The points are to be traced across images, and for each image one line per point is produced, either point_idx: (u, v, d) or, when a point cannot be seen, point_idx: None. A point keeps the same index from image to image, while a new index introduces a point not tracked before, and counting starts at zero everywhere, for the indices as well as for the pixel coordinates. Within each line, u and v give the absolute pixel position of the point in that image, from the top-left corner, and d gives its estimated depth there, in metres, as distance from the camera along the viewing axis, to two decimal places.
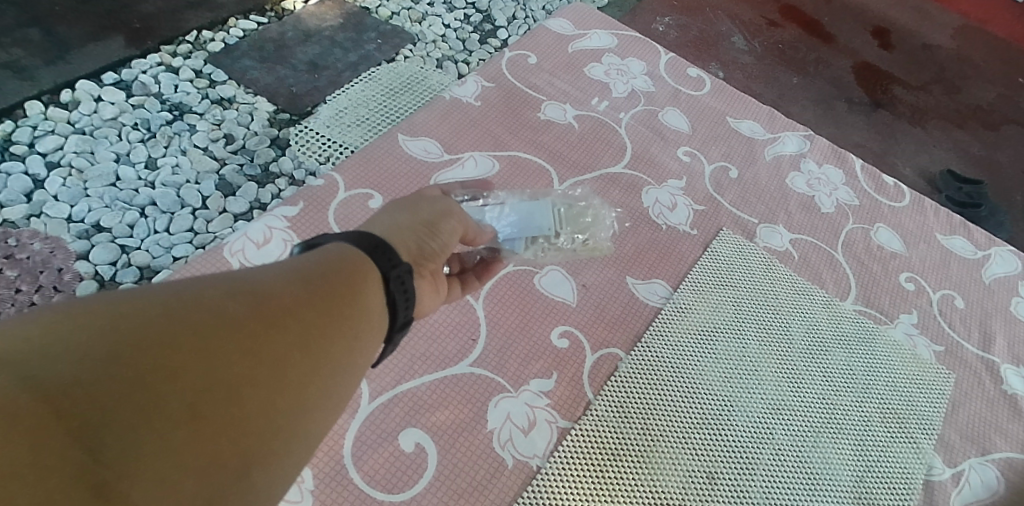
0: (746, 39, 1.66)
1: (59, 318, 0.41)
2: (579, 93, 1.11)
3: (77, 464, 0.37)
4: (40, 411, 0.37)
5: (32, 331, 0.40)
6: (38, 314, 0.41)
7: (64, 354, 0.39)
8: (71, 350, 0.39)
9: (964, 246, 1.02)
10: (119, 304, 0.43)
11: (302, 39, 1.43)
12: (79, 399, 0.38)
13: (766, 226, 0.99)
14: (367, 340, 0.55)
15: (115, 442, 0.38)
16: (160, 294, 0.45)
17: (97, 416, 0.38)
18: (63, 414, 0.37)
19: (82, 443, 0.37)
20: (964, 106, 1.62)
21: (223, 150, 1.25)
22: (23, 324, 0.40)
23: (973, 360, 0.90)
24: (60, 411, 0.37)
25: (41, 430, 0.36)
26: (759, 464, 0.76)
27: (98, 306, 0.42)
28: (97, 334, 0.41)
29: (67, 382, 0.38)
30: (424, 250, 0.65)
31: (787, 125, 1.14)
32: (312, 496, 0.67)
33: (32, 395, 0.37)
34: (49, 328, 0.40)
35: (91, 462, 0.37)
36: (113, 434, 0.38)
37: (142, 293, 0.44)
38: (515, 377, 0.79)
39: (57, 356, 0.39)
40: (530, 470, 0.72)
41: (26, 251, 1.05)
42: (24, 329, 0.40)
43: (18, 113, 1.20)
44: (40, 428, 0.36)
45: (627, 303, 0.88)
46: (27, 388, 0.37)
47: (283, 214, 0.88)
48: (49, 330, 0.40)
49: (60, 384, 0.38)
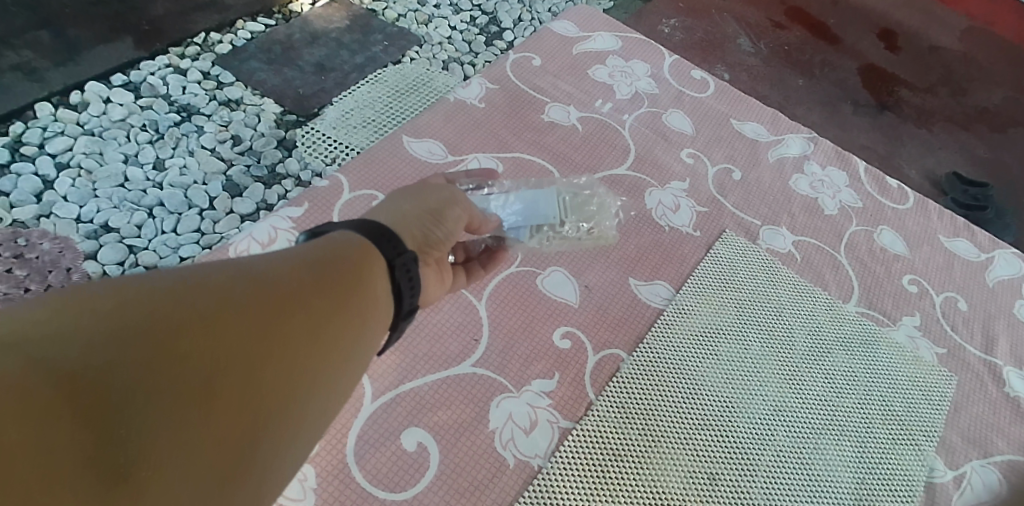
0: (752, 41, 1.66)
1: (69, 302, 0.41)
2: (583, 95, 1.12)
3: (92, 448, 0.37)
4: (53, 394, 0.37)
5: (41, 316, 0.40)
6: (47, 299, 0.41)
7: (76, 338, 0.40)
8: (82, 335, 0.40)
9: (967, 249, 1.02)
10: (128, 291, 0.43)
11: (309, 41, 1.44)
12: (89, 383, 0.39)
13: (769, 228, 0.99)
14: (373, 327, 0.56)
15: (128, 427, 0.39)
16: (168, 280, 0.45)
17: (110, 399, 0.39)
18: (77, 395, 0.38)
19: (96, 428, 0.38)
20: (970, 108, 1.61)
21: (231, 150, 1.26)
22: (34, 309, 0.41)
23: (976, 363, 0.90)
24: (74, 394, 0.38)
25: (55, 414, 0.37)
26: (760, 464, 0.76)
27: (107, 293, 0.43)
28: (108, 320, 0.41)
29: (78, 366, 0.39)
30: (429, 238, 0.66)
31: (791, 126, 1.14)
32: (314, 494, 0.68)
33: (43, 377, 0.37)
34: (60, 311, 0.40)
35: (100, 444, 0.38)
36: (126, 416, 0.39)
37: (150, 280, 0.45)
38: (517, 377, 0.80)
39: (67, 338, 0.39)
40: (531, 470, 0.73)
41: (35, 250, 1.06)
42: (34, 313, 0.40)
43: (28, 113, 1.22)
44: (55, 412, 0.37)
45: (629, 305, 0.88)
46: (38, 369, 0.37)
47: (288, 215, 0.89)
48: (60, 314, 0.40)
49: (70, 368, 0.38)
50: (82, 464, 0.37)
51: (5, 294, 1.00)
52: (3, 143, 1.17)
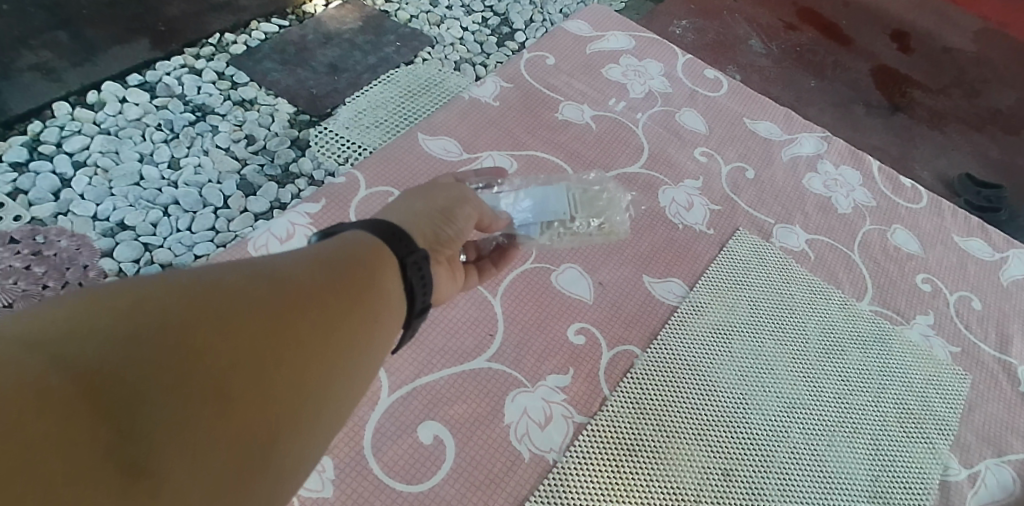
0: (764, 42, 1.66)
1: (86, 300, 0.41)
2: (596, 93, 1.13)
3: (110, 442, 0.37)
4: (71, 391, 0.36)
5: (59, 314, 0.39)
6: (63, 297, 0.41)
7: (91, 334, 0.39)
8: (100, 333, 0.39)
9: (981, 248, 1.02)
10: (144, 289, 0.43)
11: (323, 41, 1.45)
12: (109, 379, 0.38)
13: (783, 226, 1.00)
14: (389, 323, 0.56)
15: (148, 422, 0.39)
16: (182, 278, 0.44)
17: (127, 393, 0.38)
18: (93, 392, 0.37)
19: (113, 422, 0.37)
20: (982, 110, 1.61)
21: (245, 150, 1.27)
22: (51, 307, 0.40)
23: (990, 362, 0.90)
24: (92, 390, 0.37)
25: (75, 410, 0.36)
26: (775, 461, 0.76)
27: (123, 291, 0.42)
28: (126, 318, 0.40)
29: (96, 363, 0.38)
30: (440, 236, 0.66)
31: (804, 125, 1.15)
32: (332, 486, 0.69)
33: (64, 374, 0.37)
34: (77, 309, 0.40)
35: (121, 440, 0.37)
36: (144, 411, 0.39)
37: (163, 280, 0.44)
38: (532, 372, 0.80)
39: (85, 336, 0.39)
40: (546, 463, 0.73)
41: (53, 248, 1.07)
42: (49, 312, 0.39)
43: (47, 113, 1.23)
44: (73, 406, 0.36)
45: (643, 302, 0.88)
46: (58, 365, 0.37)
47: (306, 211, 0.90)
48: (77, 314, 0.39)
49: (90, 364, 0.38)
50: (101, 458, 0.36)
51: (24, 291, 1.01)
52: (22, 142, 1.18)
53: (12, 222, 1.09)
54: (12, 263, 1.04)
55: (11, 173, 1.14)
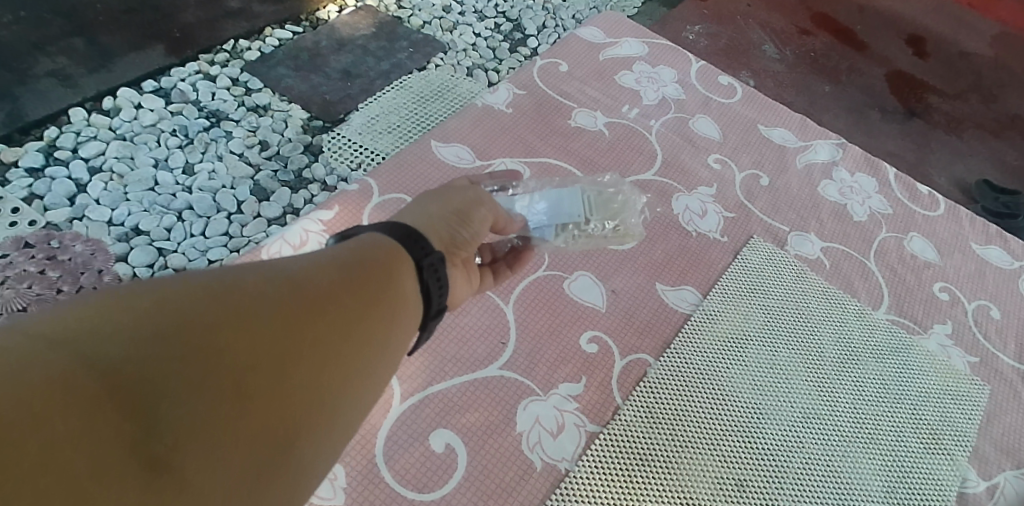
0: (778, 47, 1.65)
1: (107, 301, 0.40)
2: (610, 100, 1.12)
3: (133, 440, 0.36)
4: (96, 388, 0.36)
5: (82, 314, 0.39)
6: (86, 298, 0.41)
7: (107, 334, 0.39)
8: (123, 332, 0.39)
9: (1000, 256, 1.01)
10: (163, 291, 0.42)
11: (336, 48, 1.46)
12: (135, 376, 0.38)
13: (797, 234, 0.99)
14: (405, 326, 0.56)
15: (168, 422, 0.38)
16: (199, 278, 0.45)
17: (151, 392, 0.38)
18: (116, 389, 0.37)
19: (135, 421, 0.37)
20: (1001, 115, 1.59)
21: (259, 155, 1.27)
22: (73, 309, 0.39)
23: (1009, 372, 0.88)
24: (117, 390, 0.37)
25: (99, 407, 0.36)
26: (790, 471, 0.75)
27: (144, 293, 0.42)
28: (146, 318, 0.40)
29: (119, 362, 0.38)
30: (455, 239, 0.66)
31: (820, 132, 1.14)
32: (344, 494, 0.69)
33: (90, 370, 0.36)
34: (100, 311, 0.40)
35: (144, 437, 0.37)
36: (165, 406, 0.38)
37: (181, 281, 0.44)
38: (544, 380, 0.80)
39: (109, 336, 0.39)
40: (558, 473, 0.73)
41: (68, 252, 1.08)
42: (70, 311, 0.39)
43: (62, 118, 1.24)
44: (100, 406, 0.36)
45: (656, 309, 0.88)
46: (87, 364, 0.37)
47: (319, 218, 0.90)
48: (99, 314, 0.39)
49: (116, 361, 0.38)
50: (125, 453, 0.36)
51: (38, 295, 1.02)
52: (38, 147, 1.19)
53: (27, 226, 1.10)
54: (26, 267, 1.05)
55: (27, 178, 1.15)
